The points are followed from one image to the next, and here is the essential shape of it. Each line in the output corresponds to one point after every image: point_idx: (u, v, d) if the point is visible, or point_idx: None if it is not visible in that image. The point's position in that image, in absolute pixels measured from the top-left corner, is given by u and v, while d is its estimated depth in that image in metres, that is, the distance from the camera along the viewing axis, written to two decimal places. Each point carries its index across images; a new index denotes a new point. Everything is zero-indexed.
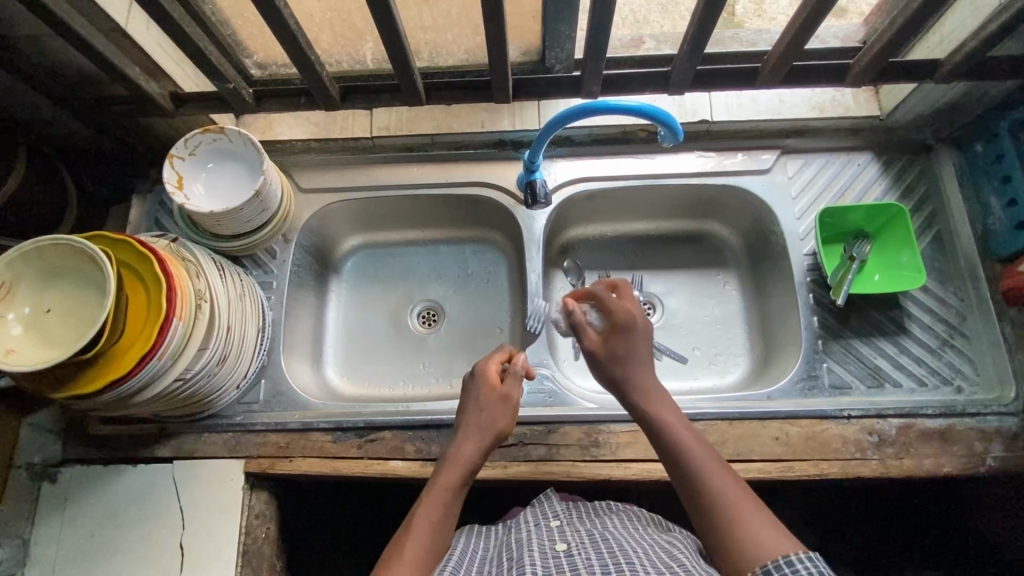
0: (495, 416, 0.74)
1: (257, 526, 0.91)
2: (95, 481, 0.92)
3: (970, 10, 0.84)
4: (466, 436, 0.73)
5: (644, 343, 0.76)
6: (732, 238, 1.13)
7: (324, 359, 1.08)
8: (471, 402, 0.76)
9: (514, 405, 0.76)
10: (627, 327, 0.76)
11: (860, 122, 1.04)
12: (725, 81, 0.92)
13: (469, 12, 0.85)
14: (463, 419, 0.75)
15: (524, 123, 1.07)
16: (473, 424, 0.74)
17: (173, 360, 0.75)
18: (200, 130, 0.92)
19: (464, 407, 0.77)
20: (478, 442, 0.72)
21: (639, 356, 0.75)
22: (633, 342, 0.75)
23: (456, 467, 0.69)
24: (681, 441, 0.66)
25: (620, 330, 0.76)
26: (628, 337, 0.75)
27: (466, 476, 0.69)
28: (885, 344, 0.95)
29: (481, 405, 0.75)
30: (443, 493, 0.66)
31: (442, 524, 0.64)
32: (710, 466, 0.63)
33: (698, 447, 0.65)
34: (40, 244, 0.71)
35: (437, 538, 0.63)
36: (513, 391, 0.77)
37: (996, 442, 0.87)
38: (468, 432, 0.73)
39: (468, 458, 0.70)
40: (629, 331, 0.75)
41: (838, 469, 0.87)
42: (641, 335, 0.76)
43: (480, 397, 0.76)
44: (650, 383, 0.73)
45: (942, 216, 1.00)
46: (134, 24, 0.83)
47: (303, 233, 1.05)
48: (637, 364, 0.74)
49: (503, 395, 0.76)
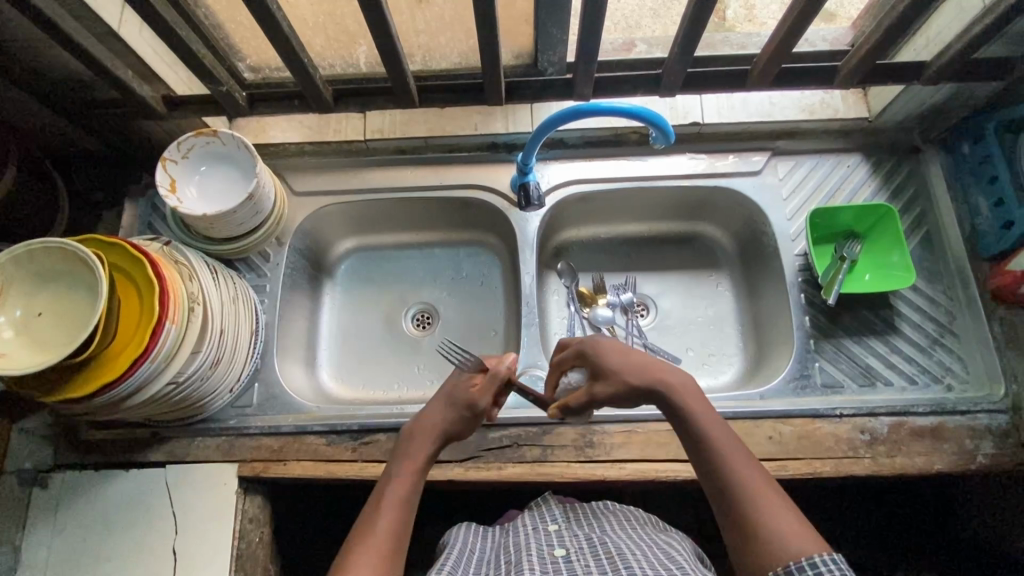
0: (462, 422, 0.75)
1: (251, 531, 0.90)
2: (85, 487, 0.91)
3: (955, 13, 0.86)
4: (425, 426, 0.73)
5: (616, 349, 0.74)
6: (724, 239, 1.13)
7: (318, 363, 1.08)
8: (443, 394, 0.76)
9: (480, 415, 0.76)
10: (591, 348, 0.75)
11: (849, 124, 1.06)
12: (716, 83, 0.92)
13: (462, 15, 0.86)
14: (430, 407, 0.75)
15: (517, 126, 1.08)
16: (440, 417, 0.74)
17: (165, 363, 0.75)
18: (193, 133, 0.91)
19: (440, 399, 0.75)
20: (437, 435, 0.73)
21: (625, 356, 0.73)
22: (605, 354, 0.74)
23: (418, 452, 0.71)
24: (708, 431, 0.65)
25: (589, 354, 0.75)
26: (598, 353, 0.74)
27: (427, 463, 0.71)
28: (876, 343, 0.95)
29: (452, 400, 0.75)
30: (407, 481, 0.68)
31: (408, 504, 0.66)
32: (739, 457, 0.63)
33: (727, 438, 0.65)
34: (31, 247, 0.70)
35: (404, 518, 0.65)
36: (486, 400, 0.75)
37: (987, 439, 0.88)
38: (431, 423, 0.73)
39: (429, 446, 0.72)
40: (596, 348, 0.75)
41: (831, 468, 0.87)
42: (608, 345, 0.75)
43: (453, 394, 0.75)
44: (649, 365, 0.71)
45: (931, 216, 1.01)
46: (126, 27, 0.83)
47: (296, 236, 1.06)
48: (636, 364, 0.71)
49: (476, 403, 0.75)
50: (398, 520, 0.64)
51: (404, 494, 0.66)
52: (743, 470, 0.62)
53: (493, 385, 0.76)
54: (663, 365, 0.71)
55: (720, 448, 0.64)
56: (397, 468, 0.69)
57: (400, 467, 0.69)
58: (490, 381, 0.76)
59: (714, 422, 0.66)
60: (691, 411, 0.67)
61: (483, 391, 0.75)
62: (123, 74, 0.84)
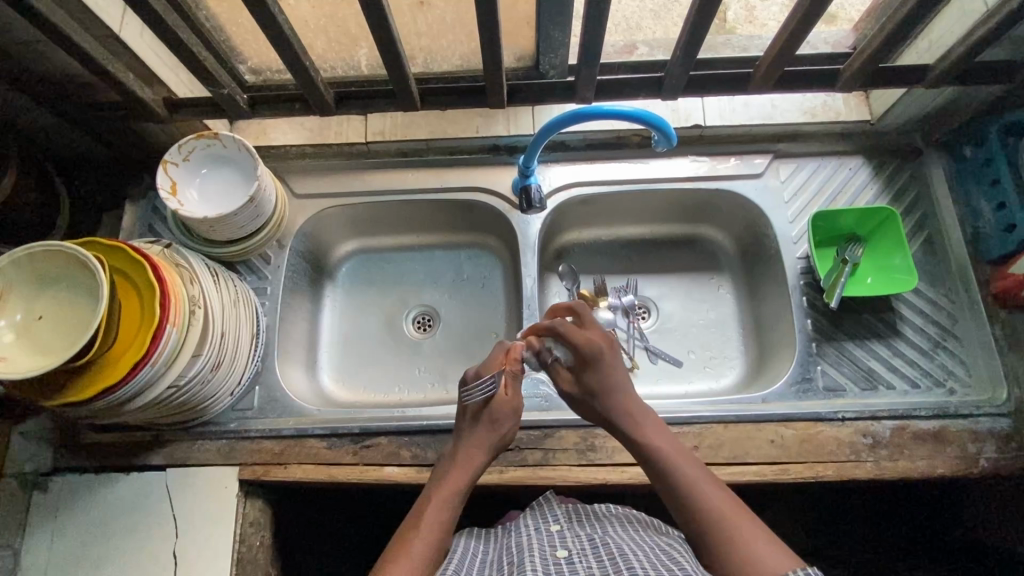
0: (503, 427, 0.81)
1: (251, 534, 0.90)
2: (86, 491, 0.91)
3: (958, 16, 0.86)
4: (470, 446, 0.79)
5: (613, 368, 0.81)
6: (725, 242, 1.13)
7: (319, 365, 1.08)
8: (479, 412, 0.81)
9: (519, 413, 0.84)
10: (596, 358, 0.81)
11: (851, 127, 1.05)
12: (718, 86, 0.92)
13: (463, 18, 0.86)
14: (467, 429, 0.81)
15: (518, 128, 1.07)
16: (483, 433, 0.80)
17: (166, 367, 0.74)
18: (194, 135, 0.91)
19: (468, 415, 0.82)
20: (484, 451, 0.79)
21: (613, 382, 0.80)
22: (600, 371, 0.81)
23: (460, 474, 0.77)
24: (674, 463, 0.72)
25: (588, 364, 0.81)
26: (594, 370, 0.81)
27: (469, 483, 0.76)
28: (878, 346, 0.95)
29: (492, 416, 0.81)
30: (448, 499, 0.73)
31: (446, 527, 0.71)
32: (700, 480, 0.69)
33: (686, 464, 0.72)
34: (31, 251, 0.70)
35: (442, 541, 0.69)
36: (520, 400, 0.83)
37: (989, 443, 0.88)
38: (477, 440, 0.80)
39: (476, 463, 0.78)
40: (595, 364, 0.81)
41: (833, 471, 0.87)
42: (610, 361, 0.81)
43: (491, 407, 0.81)
44: (628, 401, 0.79)
45: (932, 219, 1.01)
46: (127, 30, 0.82)
47: (297, 238, 1.05)
48: (624, 404, 0.79)
49: (513, 405, 0.82)
50: (439, 536, 0.69)
51: (444, 517, 0.71)
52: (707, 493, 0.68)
53: (515, 381, 0.83)
54: (640, 406, 0.80)
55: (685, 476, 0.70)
56: (436, 493, 0.74)
57: (436, 493, 0.74)
58: (513, 379, 0.83)
59: (676, 451, 0.73)
60: (653, 445, 0.74)
61: (516, 396, 0.83)
62: (124, 77, 0.84)
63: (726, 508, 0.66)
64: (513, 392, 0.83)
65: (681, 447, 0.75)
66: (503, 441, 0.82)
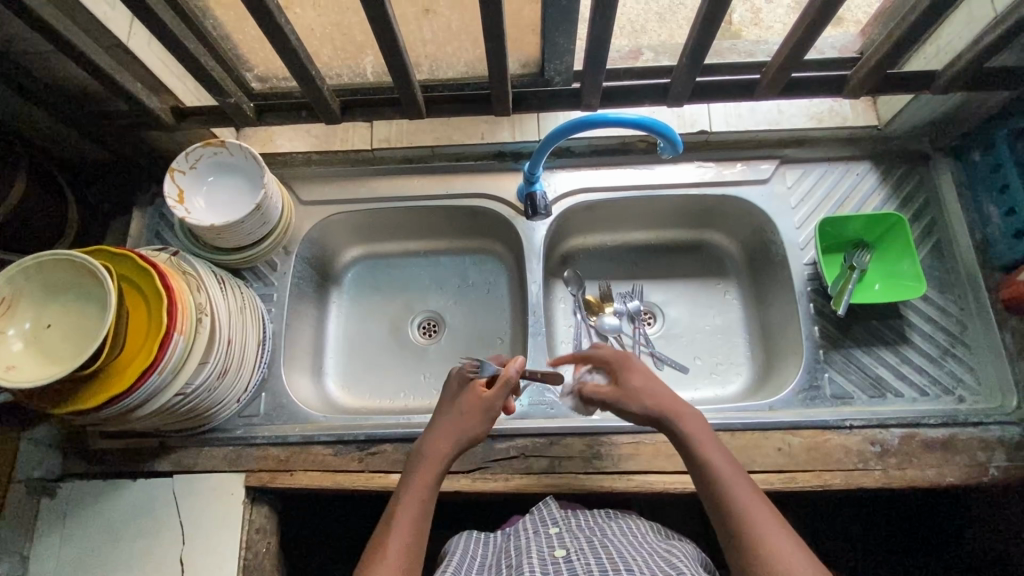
0: (472, 421, 0.77)
1: (257, 541, 0.90)
2: (95, 497, 0.91)
3: (968, 20, 0.85)
4: (438, 434, 0.76)
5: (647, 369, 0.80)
6: (731, 248, 1.13)
7: (324, 371, 1.08)
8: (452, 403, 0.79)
9: (495, 413, 0.78)
10: (626, 361, 0.81)
11: (859, 132, 1.04)
12: (726, 92, 0.92)
13: (469, 25, 0.85)
14: (439, 417, 0.79)
15: (523, 134, 1.07)
16: (451, 422, 0.77)
17: (175, 373, 0.75)
18: (202, 143, 0.92)
19: (445, 405, 0.80)
20: (451, 441, 0.76)
21: (650, 381, 0.78)
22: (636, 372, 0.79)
23: (430, 466, 0.74)
24: (713, 464, 0.69)
25: (622, 367, 0.80)
26: (631, 369, 0.80)
27: (439, 475, 0.74)
28: (886, 354, 0.95)
29: (461, 407, 0.78)
30: (417, 493, 0.72)
31: (421, 521, 0.69)
32: (737, 483, 0.67)
33: (728, 469, 0.68)
34: (39, 260, 0.71)
35: (418, 541, 0.68)
36: (497, 401, 0.78)
37: (998, 451, 0.87)
38: (446, 427, 0.77)
39: (443, 454, 0.75)
40: (627, 365, 0.80)
41: (840, 480, 0.87)
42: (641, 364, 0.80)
43: (461, 402, 0.78)
44: (668, 397, 0.75)
45: (942, 225, 1.00)
46: (135, 40, 0.83)
47: (304, 245, 1.06)
48: (664, 395, 0.75)
49: (485, 403, 0.78)
50: (410, 533, 0.67)
51: (416, 511, 0.70)
52: (749, 503, 0.64)
53: (505, 390, 0.78)
54: (673, 395, 0.76)
55: (720, 475, 0.67)
56: (410, 483, 0.73)
57: (410, 489, 0.72)
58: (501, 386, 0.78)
59: (715, 451, 0.70)
60: (689, 438, 0.71)
61: (493, 396, 0.78)
62: (133, 86, 0.84)
63: (758, 514, 0.63)
64: (491, 393, 0.78)
65: (718, 441, 0.72)
66: (477, 435, 0.78)
